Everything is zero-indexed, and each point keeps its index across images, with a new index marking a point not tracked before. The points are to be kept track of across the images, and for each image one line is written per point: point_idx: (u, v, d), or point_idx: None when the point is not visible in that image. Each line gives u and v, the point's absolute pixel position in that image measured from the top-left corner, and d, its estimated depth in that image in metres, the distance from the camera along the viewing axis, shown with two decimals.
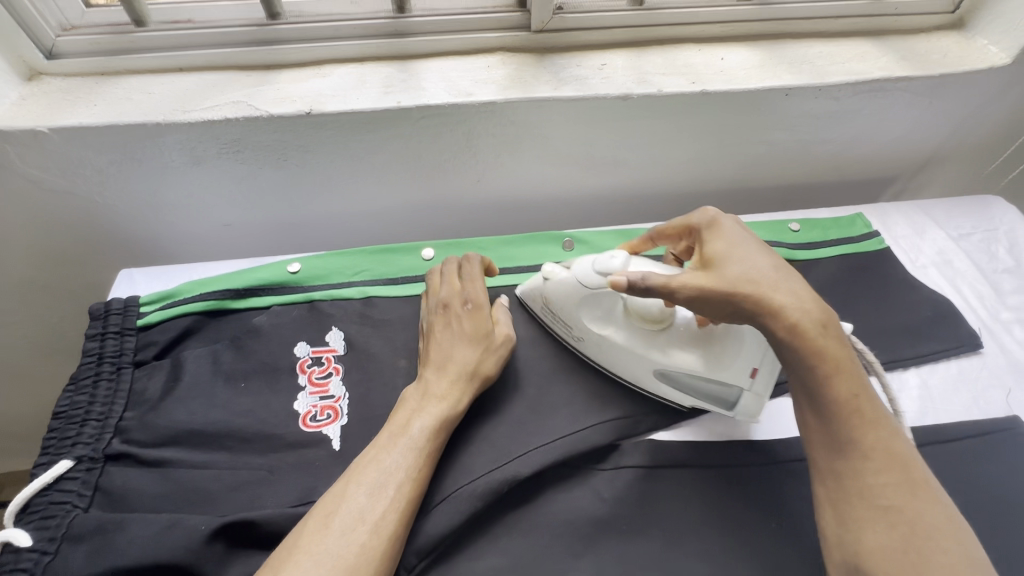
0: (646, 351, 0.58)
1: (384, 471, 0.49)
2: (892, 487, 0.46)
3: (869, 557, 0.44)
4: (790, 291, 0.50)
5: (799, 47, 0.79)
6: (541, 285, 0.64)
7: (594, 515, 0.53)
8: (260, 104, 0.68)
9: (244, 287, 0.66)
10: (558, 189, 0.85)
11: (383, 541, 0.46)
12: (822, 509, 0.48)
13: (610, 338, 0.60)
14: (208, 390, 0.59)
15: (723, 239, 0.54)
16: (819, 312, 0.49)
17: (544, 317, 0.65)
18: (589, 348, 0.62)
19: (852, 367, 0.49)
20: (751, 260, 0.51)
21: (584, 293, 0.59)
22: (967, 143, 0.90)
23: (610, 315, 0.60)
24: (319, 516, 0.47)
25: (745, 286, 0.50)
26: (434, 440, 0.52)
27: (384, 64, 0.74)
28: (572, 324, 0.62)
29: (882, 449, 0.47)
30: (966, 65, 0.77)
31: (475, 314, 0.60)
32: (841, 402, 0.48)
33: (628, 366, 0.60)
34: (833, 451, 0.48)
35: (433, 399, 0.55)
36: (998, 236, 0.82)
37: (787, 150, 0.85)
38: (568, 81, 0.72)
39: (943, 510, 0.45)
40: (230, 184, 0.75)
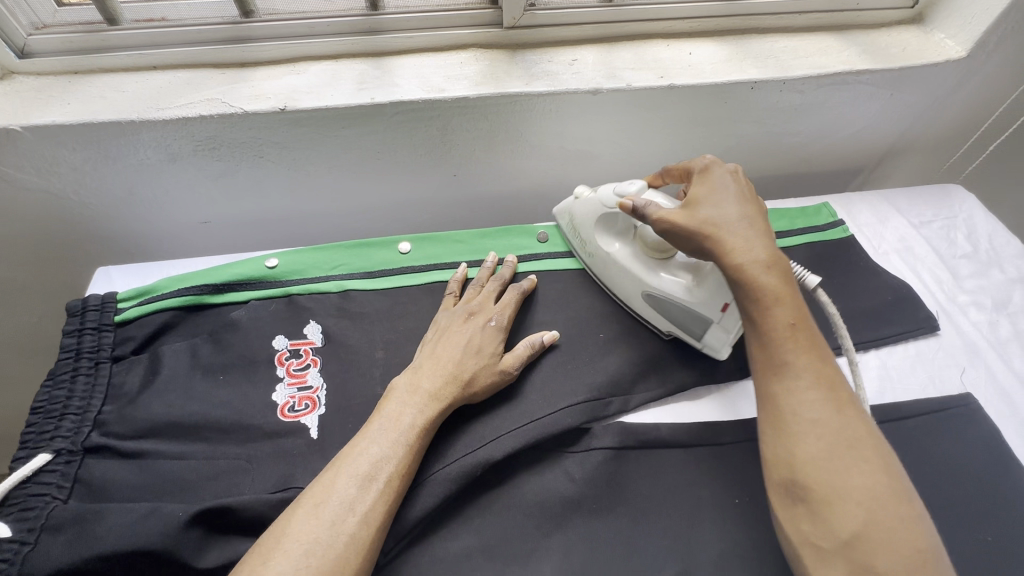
0: (640, 272, 0.65)
1: (372, 463, 0.50)
2: (824, 405, 0.48)
3: (802, 471, 0.46)
4: (742, 232, 0.54)
5: (764, 42, 0.82)
6: (570, 204, 0.73)
7: (565, 496, 0.55)
8: (235, 101, 0.69)
9: (221, 282, 0.67)
10: (533, 182, 0.86)
11: (374, 531, 0.47)
12: (761, 433, 0.51)
13: (613, 255, 0.68)
14: (186, 383, 0.60)
15: (705, 186, 0.58)
16: (766, 251, 0.53)
17: (569, 233, 0.74)
18: (596, 265, 0.71)
19: (792, 296, 0.51)
20: (718, 205, 0.56)
21: (603, 212, 0.67)
22: (929, 134, 0.93)
23: (623, 235, 0.68)
24: (307, 506, 0.47)
25: (706, 227, 0.55)
26: (423, 435, 0.54)
27: (359, 61, 0.76)
28: (587, 240, 0.70)
29: (814, 371, 0.49)
30: (924, 58, 0.80)
31: (491, 332, 0.62)
32: (780, 326, 0.50)
33: (623, 284, 0.68)
34: (771, 373, 0.51)
35: (427, 395, 0.56)
36: (957, 223, 0.85)
37: (756, 143, 0.88)
38: (539, 77, 0.74)
39: (867, 428, 0.48)
40: (207, 181, 0.76)
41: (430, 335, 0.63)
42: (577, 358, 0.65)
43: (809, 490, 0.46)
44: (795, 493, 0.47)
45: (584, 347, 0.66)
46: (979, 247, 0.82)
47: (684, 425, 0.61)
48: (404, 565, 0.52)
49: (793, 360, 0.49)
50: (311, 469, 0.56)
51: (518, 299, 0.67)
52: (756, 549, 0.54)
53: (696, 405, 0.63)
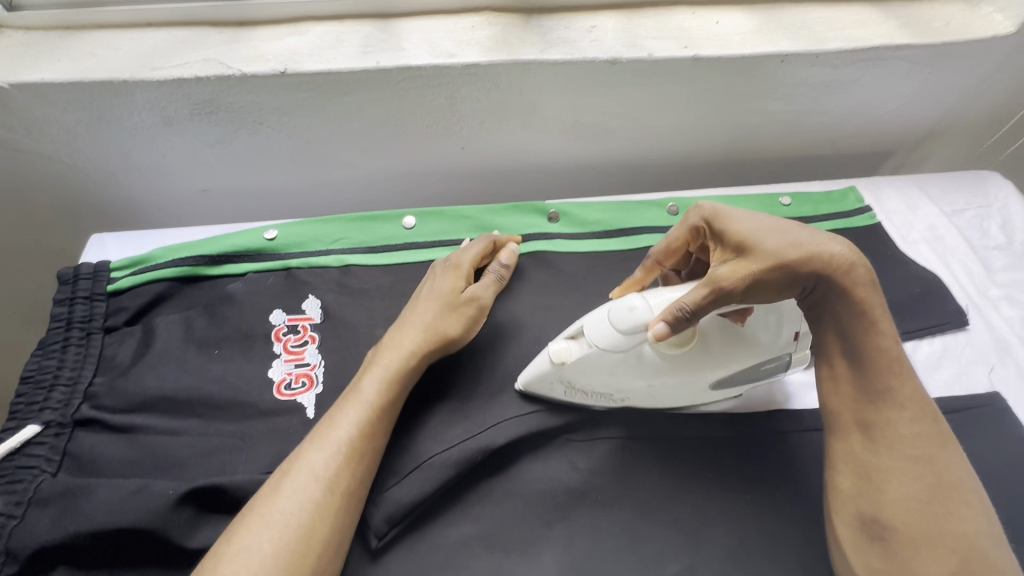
0: (703, 376, 0.53)
1: (336, 430, 0.49)
2: (923, 438, 0.48)
3: (888, 509, 0.46)
4: (833, 246, 0.50)
5: (797, 13, 0.76)
6: (554, 373, 0.54)
7: (569, 485, 0.53)
8: (233, 62, 0.65)
9: (218, 253, 0.64)
10: (544, 157, 0.82)
11: (338, 498, 0.47)
12: (835, 461, 0.50)
13: (658, 384, 0.53)
14: (179, 357, 0.58)
15: (744, 219, 0.51)
16: (861, 268, 0.50)
17: (572, 398, 0.56)
18: (636, 399, 0.56)
19: (889, 321, 0.51)
20: (784, 226, 0.50)
21: (616, 358, 0.52)
22: (967, 117, 0.88)
23: (649, 372, 0.52)
24: (274, 478, 0.47)
25: (792, 254, 0.48)
26: (388, 389, 0.53)
27: (364, 23, 0.71)
28: (609, 391, 0.54)
29: (914, 400, 0.49)
30: (969, 34, 0.75)
31: (449, 277, 0.61)
32: (882, 352, 0.50)
33: (684, 391, 0.55)
34: (866, 402, 0.50)
35: (388, 349, 0.55)
36: (992, 213, 0.81)
37: (781, 122, 0.83)
38: (555, 44, 0.70)
39: (961, 464, 0.48)
40: (204, 147, 0.73)
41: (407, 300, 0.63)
42: None
43: (894, 529, 0.46)
44: (876, 531, 0.46)
45: None
46: (1014, 239, 0.78)
47: (696, 416, 0.58)
48: (402, 550, 0.50)
49: (895, 389, 0.49)
50: None
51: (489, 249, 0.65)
52: (766, 546, 0.52)
53: None
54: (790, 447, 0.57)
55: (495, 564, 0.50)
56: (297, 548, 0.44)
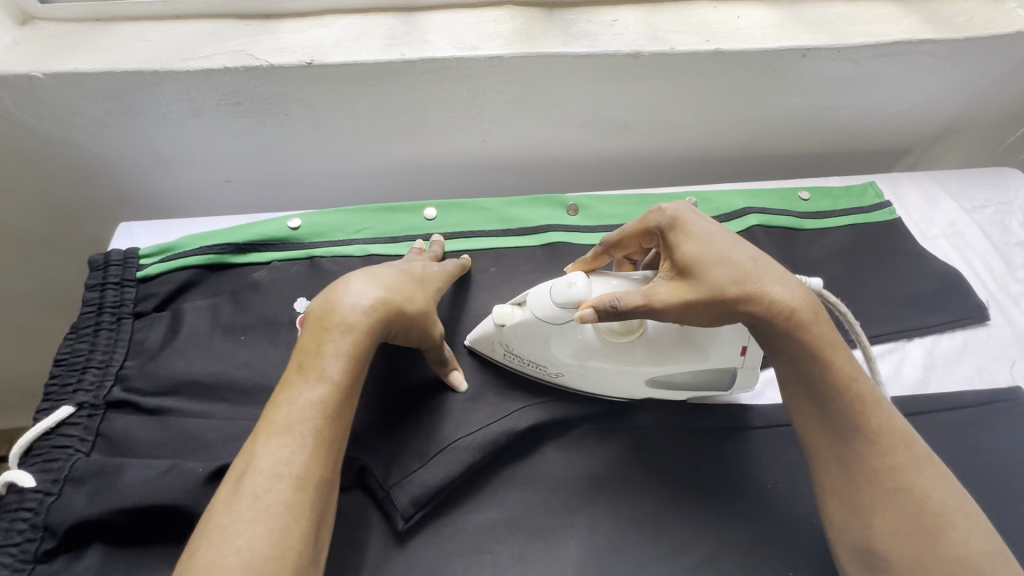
0: (634, 370, 0.53)
1: (297, 420, 0.44)
2: (901, 468, 0.46)
3: (881, 543, 0.45)
4: (776, 278, 0.48)
5: (818, 8, 0.76)
6: (495, 333, 0.56)
7: (590, 473, 0.54)
8: (261, 53, 0.66)
9: (243, 242, 0.65)
10: (562, 151, 0.83)
11: (310, 494, 0.42)
12: (825, 498, 0.49)
13: (592, 365, 0.53)
14: (207, 342, 0.59)
15: (693, 239, 0.49)
16: (805, 303, 0.48)
17: (508, 359, 0.57)
18: (571, 380, 0.56)
19: (843, 349, 0.48)
20: (729, 254, 0.48)
21: (551, 330, 0.52)
22: (987, 113, 0.87)
23: (584, 352, 0.53)
24: (229, 485, 0.42)
25: (733, 289, 0.46)
26: (353, 374, 0.47)
27: (389, 16, 0.72)
28: (545, 362, 0.55)
29: (886, 430, 0.47)
30: (992, 29, 0.74)
31: (424, 278, 0.57)
32: (842, 387, 0.48)
33: (619, 384, 0.55)
34: (834, 437, 0.48)
35: (347, 321, 0.48)
36: (1012, 209, 0.80)
37: (801, 117, 0.83)
38: (577, 37, 0.70)
39: (946, 484, 0.46)
40: (229, 138, 0.74)
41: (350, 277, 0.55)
42: None
43: (891, 561, 0.45)
44: (874, 562, 0.46)
45: None
46: None
47: (717, 407, 0.58)
48: (426, 534, 0.51)
49: (862, 423, 0.47)
50: None
51: (458, 274, 0.64)
52: (787, 536, 0.52)
53: None
54: None
55: (518, 549, 0.50)
56: (276, 555, 0.39)
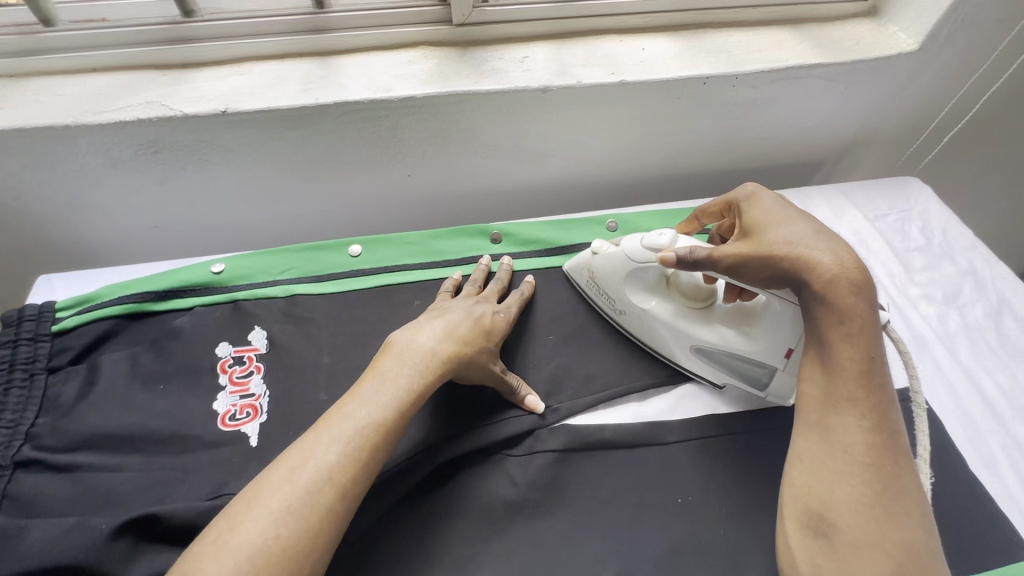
0: (685, 326, 0.63)
1: (357, 430, 0.49)
2: (877, 449, 0.47)
3: (836, 508, 0.45)
4: (829, 251, 0.52)
5: (718, 37, 0.81)
6: (588, 259, 0.69)
7: (507, 499, 0.55)
8: (174, 103, 0.67)
9: (164, 289, 0.66)
10: (489, 182, 0.86)
11: (345, 504, 0.46)
12: (794, 459, 0.50)
13: (652, 312, 0.64)
14: (124, 393, 0.59)
15: (761, 209, 0.58)
16: (856, 271, 0.51)
17: (588, 290, 0.70)
18: (630, 322, 0.67)
19: (870, 330, 0.50)
20: (789, 224, 0.55)
21: (631, 266, 0.64)
22: (887, 128, 0.94)
23: (651, 294, 0.65)
24: (284, 469, 0.46)
25: (783, 249, 0.53)
26: (416, 403, 0.53)
27: (306, 61, 0.74)
28: (616, 298, 0.67)
29: (877, 413, 0.48)
30: (878, 51, 0.80)
31: (495, 320, 0.62)
32: (852, 362, 0.49)
33: (667, 340, 0.64)
34: (827, 405, 0.49)
35: (424, 361, 0.54)
36: (912, 216, 0.86)
37: (713, 138, 0.87)
38: (488, 74, 0.73)
39: (912, 480, 0.47)
40: (151, 185, 0.74)
41: (429, 312, 0.62)
42: (524, 363, 0.66)
43: (838, 528, 0.45)
44: (820, 527, 0.46)
45: (533, 350, 0.67)
46: (932, 240, 0.83)
47: (631, 425, 0.60)
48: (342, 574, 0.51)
49: (860, 398, 0.48)
50: (246, 477, 0.55)
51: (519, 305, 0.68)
52: (696, 547, 0.54)
53: (642, 406, 0.63)
54: (718, 450, 0.60)
55: None
56: (291, 556, 0.42)
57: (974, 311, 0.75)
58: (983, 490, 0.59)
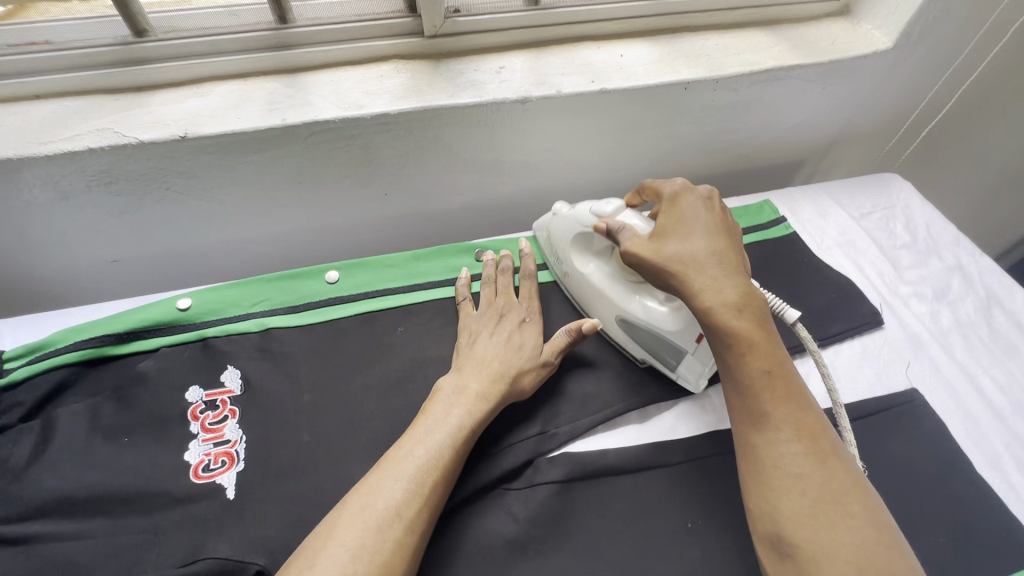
0: (611, 296, 0.63)
1: (418, 468, 0.49)
2: (804, 456, 0.45)
3: (787, 525, 0.43)
4: (714, 272, 0.52)
5: (696, 41, 0.80)
6: (549, 220, 0.70)
7: (509, 538, 0.52)
8: (129, 129, 0.62)
9: (126, 330, 0.61)
10: (470, 197, 0.83)
11: (417, 539, 0.46)
12: (743, 484, 0.48)
13: (588, 275, 0.65)
14: (83, 451, 0.54)
15: (671, 217, 0.56)
16: (736, 291, 0.51)
17: (548, 249, 0.72)
18: (573, 284, 0.68)
19: (766, 340, 0.49)
20: (687, 239, 0.54)
21: (579, 231, 0.64)
22: (864, 126, 0.94)
23: (595, 259, 0.66)
24: (352, 508, 0.46)
25: (671, 269, 0.53)
26: (470, 437, 0.53)
27: (271, 79, 0.70)
28: (564, 259, 0.68)
29: (793, 420, 0.47)
30: (854, 50, 0.79)
31: (525, 331, 0.62)
32: (757, 375, 0.48)
33: (599, 306, 0.65)
34: (749, 424, 0.48)
35: (472, 396, 0.55)
36: (896, 213, 0.85)
37: (696, 142, 0.86)
38: (465, 87, 0.70)
39: (850, 475, 0.45)
40: (108, 218, 0.69)
41: (462, 340, 0.63)
42: None
43: (796, 545, 0.42)
44: (782, 549, 0.43)
45: None
46: (917, 237, 0.82)
47: (633, 448, 0.58)
48: None
49: (770, 411, 0.47)
50: (224, 535, 0.50)
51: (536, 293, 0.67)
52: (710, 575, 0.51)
53: (643, 426, 0.61)
54: (725, 469, 0.58)
55: None
56: None
57: (964, 306, 0.75)
58: (991, 492, 0.58)
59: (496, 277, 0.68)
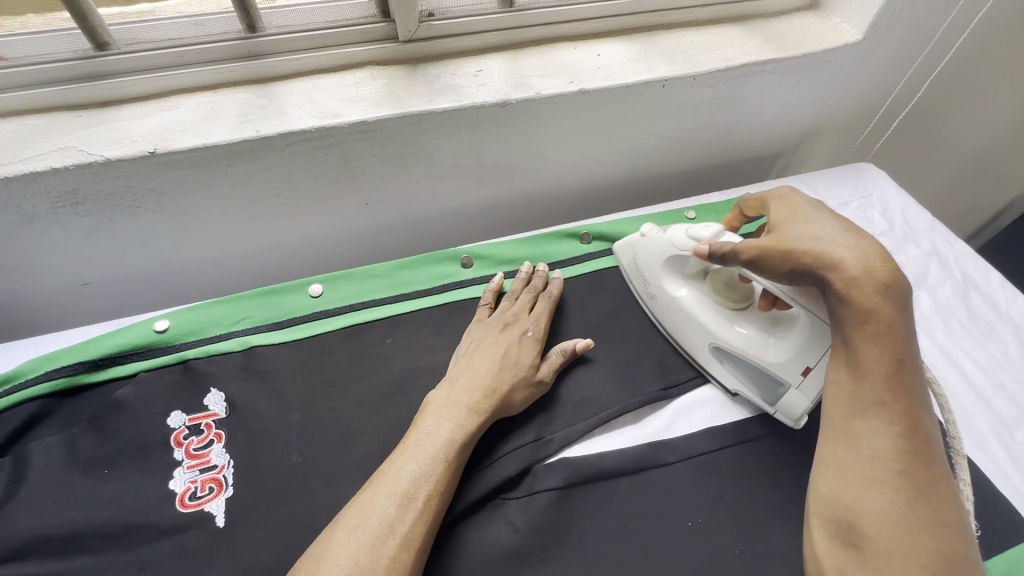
0: (707, 321, 0.63)
1: (413, 483, 0.48)
2: (906, 455, 0.45)
3: (867, 516, 0.44)
4: (855, 250, 0.49)
5: (671, 38, 0.81)
6: (635, 241, 0.70)
7: (510, 549, 0.51)
8: (94, 147, 0.60)
9: (101, 356, 0.58)
10: (454, 203, 0.82)
11: (414, 555, 0.45)
12: (823, 464, 0.48)
13: (679, 300, 0.65)
14: (61, 486, 0.51)
15: (790, 207, 0.56)
16: (884, 270, 0.47)
17: (630, 271, 0.71)
18: (658, 308, 0.68)
19: (903, 333, 0.47)
20: (817, 220, 0.52)
21: (674, 253, 0.64)
22: (838, 117, 0.95)
23: (688, 282, 0.66)
24: (347, 525, 0.45)
25: (805, 245, 0.50)
26: (463, 450, 0.52)
27: (243, 90, 0.68)
28: (651, 282, 0.68)
29: (905, 417, 0.46)
30: (825, 43, 0.81)
31: (526, 344, 0.61)
32: (879, 365, 0.46)
33: (689, 333, 0.65)
34: (855, 410, 0.47)
35: (465, 409, 0.54)
36: (873, 202, 0.87)
37: (676, 139, 0.86)
38: (443, 92, 0.69)
39: (943, 483, 0.45)
40: (77, 240, 0.66)
41: (463, 347, 0.62)
42: None
43: (868, 536, 0.43)
44: (849, 535, 0.44)
45: None
46: (895, 224, 0.84)
47: (630, 449, 0.58)
48: None
49: (887, 403, 0.46)
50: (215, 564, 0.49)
51: (549, 310, 0.66)
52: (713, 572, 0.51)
53: (639, 427, 0.61)
54: (722, 464, 0.58)
55: None
56: None
57: (943, 290, 0.76)
58: (978, 471, 0.59)
59: (519, 294, 0.68)
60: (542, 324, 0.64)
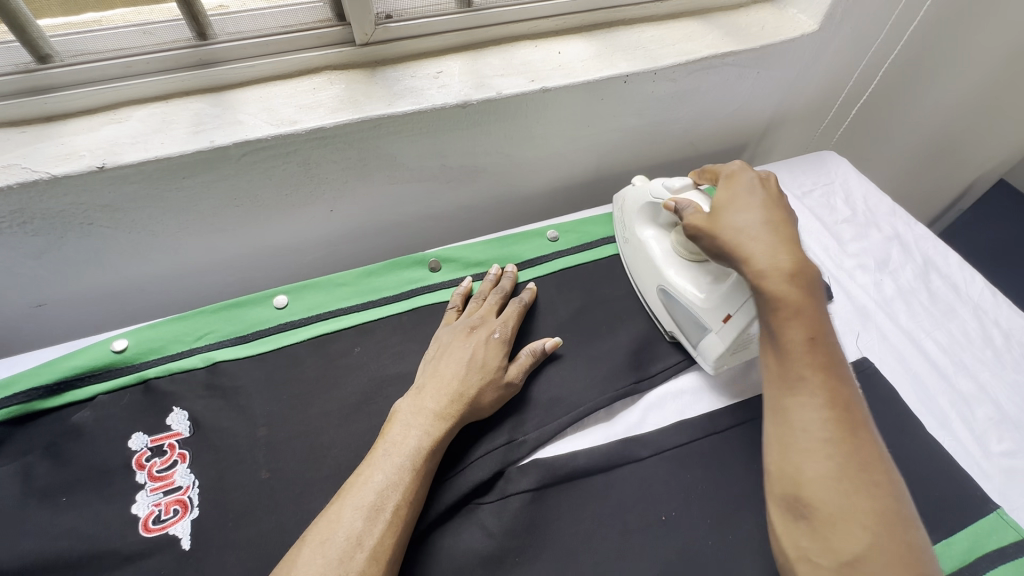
0: (656, 266, 0.67)
1: (378, 494, 0.47)
2: (834, 425, 0.45)
3: (808, 487, 0.43)
4: (767, 243, 0.52)
5: (631, 34, 0.81)
6: (629, 192, 0.76)
7: (484, 554, 0.51)
8: (38, 163, 0.58)
9: (56, 380, 0.56)
10: (421, 206, 0.81)
11: (384, 566, 0.45)
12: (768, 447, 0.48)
13: (641, 246, 0.70)
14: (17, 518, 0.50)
15: (730, 190, 0.58)
16: (789, 262, 0.51)
17: (618, 220, 0.77)
18: (628, 252, 0.74)
19: (812, 309, 0.49)
20: (743, 211, 0.55)
21: (652, 200, 0.70)
22: (799, 106, 0.97)
23: (658, 232, 0.70)
24: (312, 542, 0.44)
25: (727, 237, 0.54)
26: (431, 458, 0.51)
27: (196, 99, 0.67)
28: (628, 227, 0.74)
29: (828, 389, 0.46)
30: (783, 35, 0.81)
31: (494, 345, 0.61)
32: (796, 342, 0.48)
33: (644, 277, 0.69)
34: (783, 387, 0.48)
35: (430, 416, 0.53)
36: (835, 189, 0.89)
37: (641, 134, 0.87)
38: (403, 95, 0.68)
39: (875, 448, 0.45)
40: (26, 261, 0.64)
41: (431, 352, 0.62)
42: None
43: (814, 508, 0.43)
44: (800, 510, 0.44)
45: None
46: (856, 211, 0.86)
47: (602, 446, 0.58)
48: None
49: (809, 377, 0.47)
50: None
51: (519, 313, 0.66)
52: (688, 565, 0.52)
53: (611, 424, 0.61)
54: (694, 457, 0.58)
55: None
56: None
57: (905, 273, 0.78)
58: (941, 449, 0.61)
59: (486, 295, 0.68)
60: (511, 326, 0.63)
